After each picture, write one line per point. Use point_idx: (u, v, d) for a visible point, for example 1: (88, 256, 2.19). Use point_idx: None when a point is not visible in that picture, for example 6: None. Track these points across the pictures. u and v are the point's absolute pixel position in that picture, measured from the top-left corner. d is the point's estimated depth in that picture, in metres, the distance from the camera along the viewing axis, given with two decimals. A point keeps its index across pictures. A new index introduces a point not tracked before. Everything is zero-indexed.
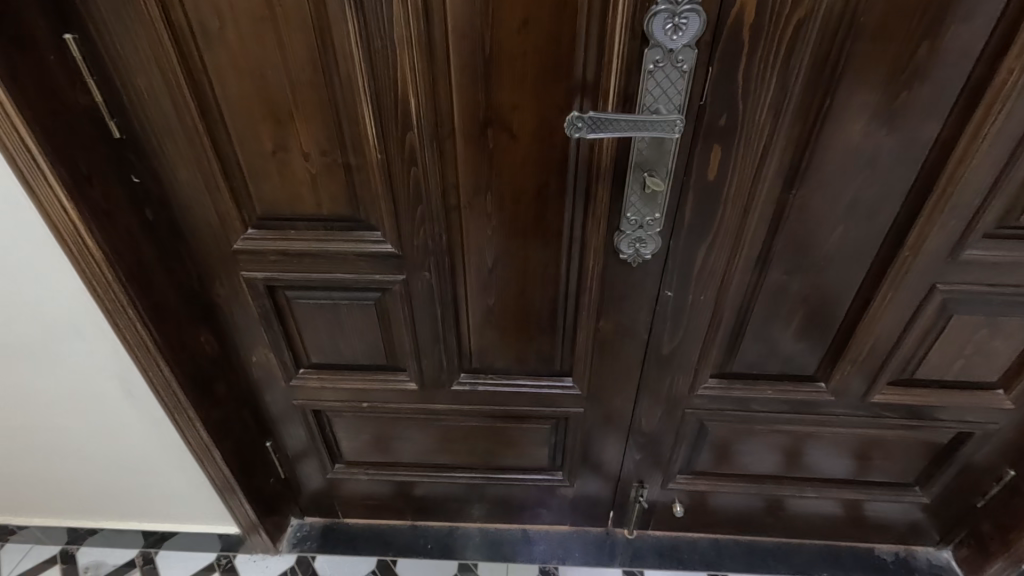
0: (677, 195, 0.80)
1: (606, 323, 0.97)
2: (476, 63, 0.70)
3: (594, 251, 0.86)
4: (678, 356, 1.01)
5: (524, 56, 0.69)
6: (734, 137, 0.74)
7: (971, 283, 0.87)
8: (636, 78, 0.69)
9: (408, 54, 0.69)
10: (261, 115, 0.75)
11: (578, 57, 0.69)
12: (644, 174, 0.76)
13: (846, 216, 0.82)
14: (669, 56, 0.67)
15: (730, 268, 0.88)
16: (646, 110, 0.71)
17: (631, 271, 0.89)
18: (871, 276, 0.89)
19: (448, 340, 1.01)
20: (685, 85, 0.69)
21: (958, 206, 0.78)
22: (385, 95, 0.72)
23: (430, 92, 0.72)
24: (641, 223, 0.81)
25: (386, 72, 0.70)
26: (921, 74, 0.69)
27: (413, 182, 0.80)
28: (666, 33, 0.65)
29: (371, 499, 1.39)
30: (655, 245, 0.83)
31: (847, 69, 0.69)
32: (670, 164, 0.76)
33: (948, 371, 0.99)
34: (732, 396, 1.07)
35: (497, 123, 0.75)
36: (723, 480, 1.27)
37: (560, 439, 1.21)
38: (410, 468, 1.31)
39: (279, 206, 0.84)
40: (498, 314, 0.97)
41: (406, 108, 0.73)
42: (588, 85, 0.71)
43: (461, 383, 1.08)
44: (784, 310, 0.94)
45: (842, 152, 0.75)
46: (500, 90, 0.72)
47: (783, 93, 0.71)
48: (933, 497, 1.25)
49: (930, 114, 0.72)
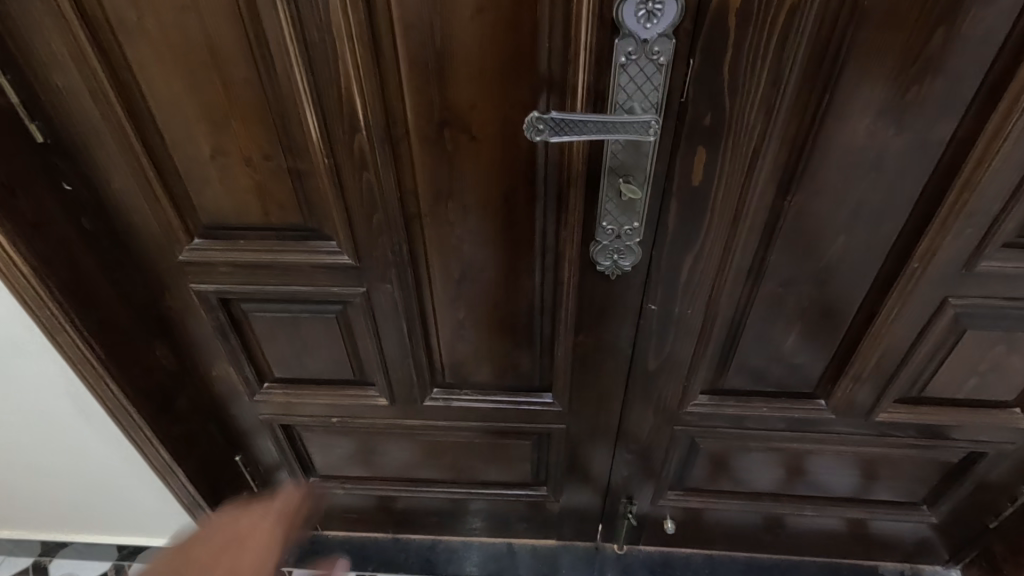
0: (658, 202, 0.72)
1: (586, 338, 0.89)
2: (427, 57, 0.62)
3: (569, 263, 0.79)
4: (665, 372, 0.94)
5: (481, 49, 0.61)
6: (720, 138, 0.66)
7: (987, 296, 0.78)
8: (608, 72, 0.61)
9: (350, 48, 0.61)
10: (195, 116, 0.68)
11: (543, 48, 0.61)
12: (619, 180, 0.68)
13: (848, 224, 0.73)
14: (643, 47, 0.59)
15: (719, 279, 0.80)
16: (619, 108, 0.63)
17: (610, 284, 0.81)
18: (875, 288, 0.81)
19: (418, 355, 0.94)
20: (663, 80, 0.61)
21: (976, 213, 0.69)
22: (328, 93, 0.65)
23: (378, 90, 0.64)
24: (619, 233, 0.74)
25: (327, 68, 0.63)
26: (933, 65, 0.60)
27: (367, 189, 0.73)
28: (638, 21, 0.57)
29: (350, 513, 1.33)
30: (634, 256, 0.76)
31: (849, 60, 0.61)
32: (649, 168, 0.68)
33: (961, 389, 0.91)
34: (724, 413, 0.99)
35: (454, 124, 0.67)
36: (717, 496, 1.20)
37: (542, 455, 1.14)
38: (388, 483, 1.25)
39: (225, 215, 0.77)
40: (470, 328, 0.90)
41: (352, 107, 0.66)
42: (555, 80, 0.63)
43: (434, 399, 1.02)
44: (780, 324, 0.86)
45: (845, 153, 0.67)
46: (456, 88, 0.64)
47: (776, 87, 0.62)
48: (942, 516, 1.18)
49: (943, 111, 0.63)
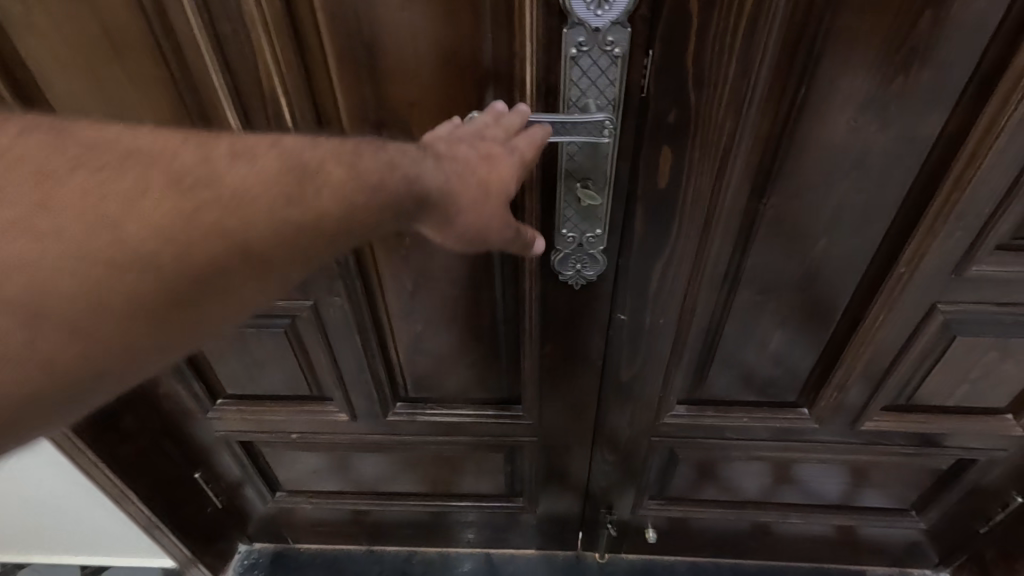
0: (621, 206, 0.67)
1: (553, 350, 0.84)
2: (355, 51, 0.56)
3: (530, 273, 0.73)
4: (638, 382, 0.89)
5: (417, 42, 0.55)
6: (686, 138, 0.61)
7: (978, 301, 0.73)
8: (558, 65, 0.56)
9: (268, 43, 0.55)
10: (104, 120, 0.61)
11: (485, 39, 0.55)
12: (577, 184, 0.63)
13: (830, 227, 0.68)
14: (595, 37, 0.53)
15: (692, 287, 0.75)
16: (572, 106, 0.58)
17: (575, 294, 0.76)
18: (859, 294, 0.75)
19: (376, 369, 0.88)
20: (619, 74, 0.56)
21: (968, 213, 0.63)
22: (250, 92, 0.58)
23: (305, 89, 0.58)
24: (581, 241, 0.68)
25: (245, 64, 0.56)
26: (920, 53, 0.54)
27: None
28: (588, 7, 0.51)
29: (320, 526, 1.28)
30: (598, 265, 0.71)
31: (825, 50, 0.54)
32: (609, 170, 0.62)
33: (951, 396, 0.86)
34: (703, 424, 0.94)
35: (393, 125, 0.60)
36: (699, 505, 1.15)
37: (515, 467, 1.09)
38: (357, 496, 1.20)
39: None
40: (429, 340, 0.85)
41: (278, 107, 0.59)
42: (502, 75, 0.57)
43: (397, 413, 0.96)
44: (758, 332, 0.80)
45: (824, 151, 0.61)
46: (391, 86, 0.58)
47: (747, 81, 0.56)
48: (932, 521, 1.13)
49: (931, 104, 0.57)
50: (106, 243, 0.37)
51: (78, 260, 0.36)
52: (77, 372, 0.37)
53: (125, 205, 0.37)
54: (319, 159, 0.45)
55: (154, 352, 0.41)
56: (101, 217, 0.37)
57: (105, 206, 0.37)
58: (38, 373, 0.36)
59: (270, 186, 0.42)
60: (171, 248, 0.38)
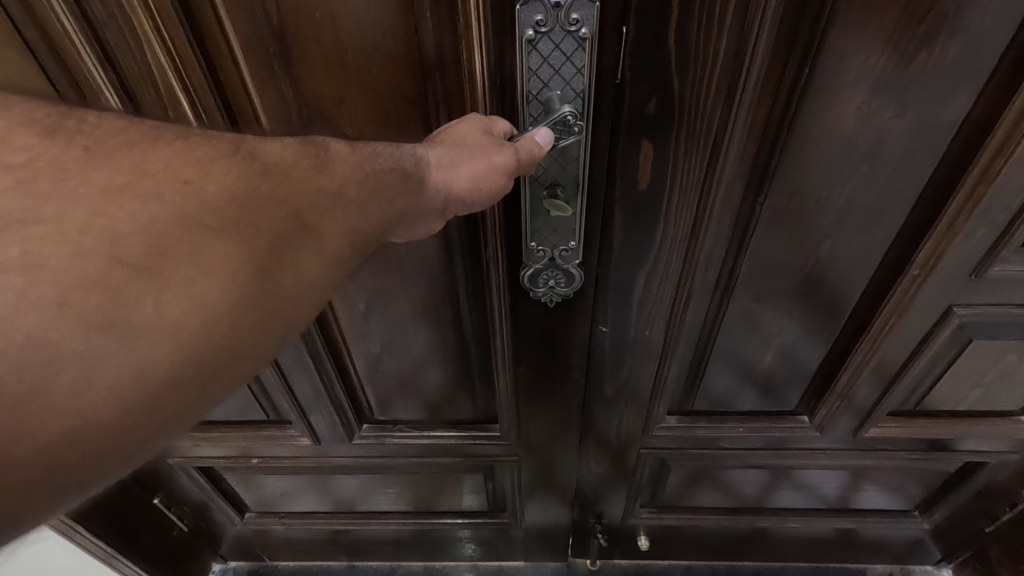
0: (595, 214, 0.59)
1: (527, 372, 0.75)
2: (267, 43, 0.48)
3: (498, 292, 0.65)
4: (625, 395, 0.82)
5: (337, 24, 0.47)
6: (669, 130, 0.52)
7: (997, 304, 0.66)
8: (512, 51, 0.47)
9: (155, 30, 0.47)
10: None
11: (423, 20, 0.47)
12: (546, 192, 0.55)
13: (837, 226, 0.59)
14: (556, 15, 0.45)
15: (682, 299, 0.67)
16: (534, 100, 0.49)
17: (551, 313, 0.68)
18: (865, 299, 0.67)
19: (335, 393, 0.81)
20: (587, 59, 0.47)
21: (993, 209, 0.55)
22: (143, 90, 0.51)
23: (213, 82, 0.51)
24: (553, 254, 0.60)
25: (131, 59, 0.49)
26: (947, 22, 0.45)
27: None
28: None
29: (296, 545, 1.22)
30: (574, 280, 0.63)
31: (834, 23, 0.45)
32: (581, 173, 0.54)
33: (962, 401, 0.79)
34: (695, 435, 0.87)
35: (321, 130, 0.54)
36: (693, 512, 1.10)
37: (496, 483, 1.03)
38: (331, 517, 1.13)
39: None
40: (391, 361, 0.77)
41: (174, 97, 0.51)
42: (449, 63, 0.49)
43: (363, 437, 0.88)
44: (754, 339, 0.73)
45: (830, 142, 0.52)
46: (312, 79, 0.50)
47: (741, 61, 0.47)
48: (935, 521, 1.08)
49: (957, 84, 0.48)
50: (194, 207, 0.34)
51: (180, 226, 0.33)
52: (200, 356, 0.33)
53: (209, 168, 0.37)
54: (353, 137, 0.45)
55: (257, 336, 0.36)
56: (186, 182, 0.35)
57: (190, 174, 0.35)
58: (155, 359, 0.31)
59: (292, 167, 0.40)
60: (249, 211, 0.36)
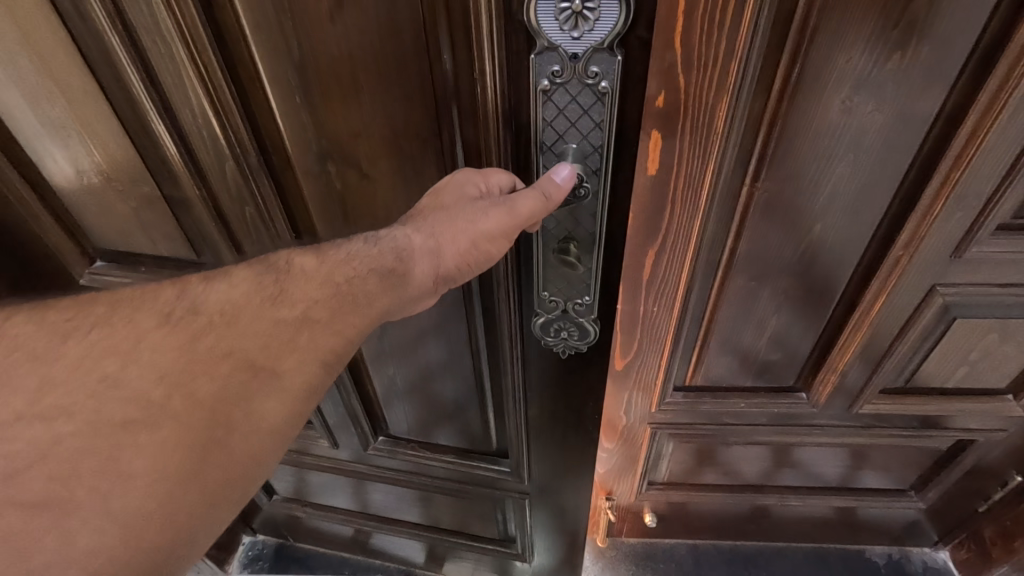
0: (608, 265, 0.62)
1: (537, 408, 0.79)
2: (289, 74, 0.52)
3: (510, 333, 0.70)
4: (634, 369, 0.89)
5: (358, 60, 0.50)
6: (674, 123, 0.60)
7: (976, 284, 0.72)
8: (525, 96, 0.50)
9: (193, 62, 0.52)
10: (58, 128, 0.62)
11: (442, 58, 0.50)
12: (558, 245, 0.59)
13: (825, 210, 0.66)
14: (573, 67, 0.47)
15: (688, 279, 0.74)
16: (548, 148, 0.53)
17: (560, 359, 0.72)
18: (856, 280, 0.74)
19: (354, 408, 0.90)
20: (605, 112, 0.50)
21: (967, 194, 0.62)
22: (184, 112, 0.57)
23: (243, 104, 0.55)
24: (564, 305, 0.64)
25: (173, 83, 0.55)
26: (918, 27, 0.52)
27: (251, 214, 0.66)
28: (563, 29, 0.45)
29: (318, 533, 1.29)
30: (586, 329, 0.66)
31: (820, 27, 0.52)
32: (596, 228, 0.58)
33: (949, 379, 0.85)
34: (700, 409, 0.94)
35: (339, 157, 0.58)
36: (698, 490, 1.16)
37: (502, 517, 1.07)
38: (350, 516, 1.20)
39: (122, 236, 0.74)
40: (404, 382, 0.84)
41: (209, 119, 0.57)
42: (463, 94, 0.52)
43: (378, 448, 0.97)
44: (752, 320, 0.80)
45: (818, 134, 0.59)
46: (332, 112, 0.55)
47: (737, 62, 0.54)
48: (930, 502, 1.13)
49: (929, 82, 0.55)
50: (113, 402, 0.42)
51: (95, 429, 0.41)
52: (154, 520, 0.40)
53: (140, 341, 0.45)
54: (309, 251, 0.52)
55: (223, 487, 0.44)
56: (104, 376, 0.43)
57: (106, 369, 0.43)
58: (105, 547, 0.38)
59: (247, 304, 0.48)
60: (176, 383, 0.44)
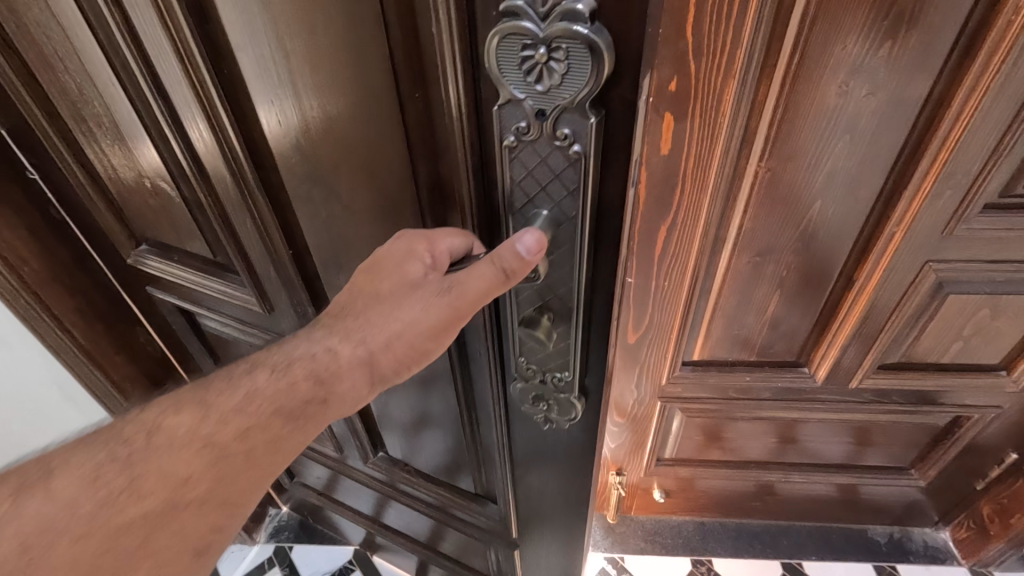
0: (590, 343, 0.53)
1: (523, 470, 0.73)
2: (274, 97, 0.51)
3: (493, 387, 0.65)
4: (646, 341, 0.94)
5: (333, 90, 0.47)
6: (686, 106, 0.65)
7: (968, 260, 0.77)
8: (492, 147, 0.43)
9: (192, 79, 0.53)
10: (97, 128, 0.66)
11: (415, 96, 0.44)
12: (534, 311, 0.51)
13: (824, 188, 0.72)
14: (542, 125, 0.39)
15: (699, 254, 0.79)
16: (518, 212, 0.45)
17: (542, 429, 0.64)
18: (854, 255, 0.79)
19: (355, 424, 0.93)
20: (579, 177, 0.41)
21: (956, 172, 0.67)
22: (192, 124, 0.58)
23: (233, 118, 0.55)
24: (542, 373, 0.56)
25: (183, 97, 0.56)
26: (908, 18, 0.57)
27: (250, 229, 0.66)
28: (527, 80, 0.37)
29: (335, 524, 1.33)
30: (568, 404, 0.57)
31: (817, 19, 0.59)
32: (574, 301, 0.49)
33: (944, 354, 0.91)
34: (708, 383, 0.99)
35: (323, 186, 0.56)
36: (705, 467, 1.21)
37: (494, 559, 1.00)
38: (356, 516, 1.22)
39: (156, 229, 0.77)
40: (398, 409, 0.84)
41: (210, 135, 0.57)
42: (438, 133, 0.46)
43: (376, 461, 0.99)
44: (757, 295, 0.86)
45: (817, 115, 0.65)
46: (312, 140, 0.52)
47: (742, 53, 0.60)
48: (930, 480, 1.17)
49: (917, 70, 0.61)
50: None
51: None
52: None
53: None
54: (187, 410, 0.50)
55: None
56: None
57: None
58: None
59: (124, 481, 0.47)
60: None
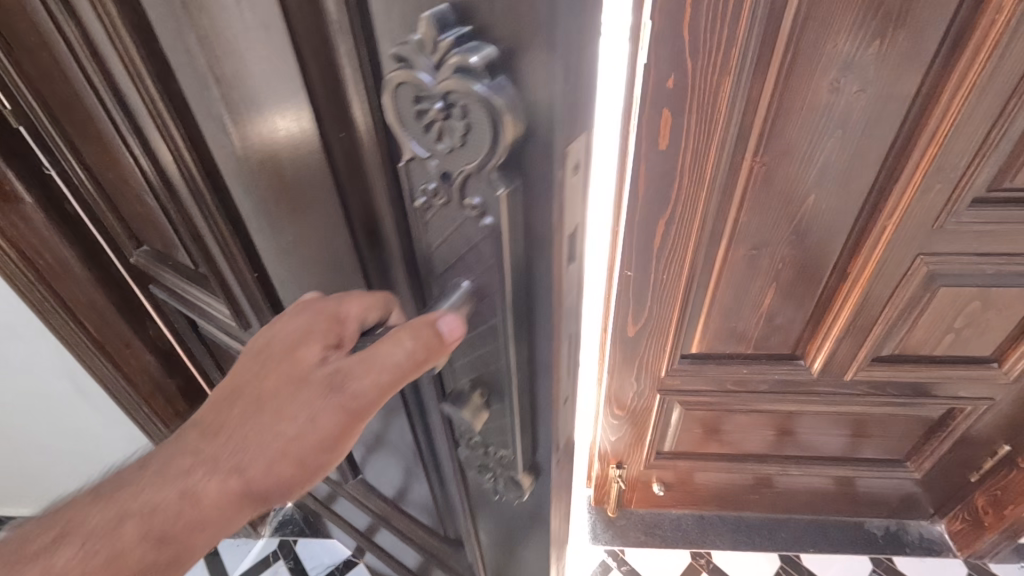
0: (532, 425, 0.46)
1: (486, 531, 0.68)
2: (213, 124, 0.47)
3: (446, 449, 0.60)
4: (645, 334, 0.96)
5: (261, 120, 0.43)
6: (683, 103, 0.67)
7: (958, 253, 0.79)
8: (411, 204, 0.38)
9: (144, 99, 0.50)
10: (83, 136, 0.65)
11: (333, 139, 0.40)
12: (467, 389, 0.45)
13: (818, 183, 0.74)
14: (451, 190, 0.33)
15: (696, 247, 0.81)
16: (441, 280, 0.40)
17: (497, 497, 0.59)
18: (847, 249, 0.82)
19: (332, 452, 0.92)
20: (495, 255, 0.35)
21: (944, 167, 0.70)
22: (154, 144, 0.55)
23: (185, 141, 0.52)
24: (484, 451, 0.50)
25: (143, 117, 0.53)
26: (896, 17, 0.60)
27: (214, 255, 0.63)
28: (430, 137, 0.32)
29: (332, 530, 1.33)
30: (514, 487, 0.51)
31: (809, 19, 0.61)
32: (507, 384, 0.43)
33: (937, 346, 0.93)
34: (707, 375, 1.01)
35: (263, 222, 0.52)
36: (704, 460, 1.22)
37: None
38: (348, 528, 1.21)
39: (149, 236, 0.76)
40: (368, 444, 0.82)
41: (170, 157, 0.55)
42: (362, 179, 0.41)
43: (354, 485, 0.98)
44: (753, 288, 0.88)
45: (810, 112, 0.68)
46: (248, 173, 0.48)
47: (737, 51, 0.62)
48: (925, 473, 1.19)
49: (906, 68, 0.63)
50: None
51: None
52: None
53: None
54: None
55: None
56: None
57: None
58: None
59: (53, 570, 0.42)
60: None
